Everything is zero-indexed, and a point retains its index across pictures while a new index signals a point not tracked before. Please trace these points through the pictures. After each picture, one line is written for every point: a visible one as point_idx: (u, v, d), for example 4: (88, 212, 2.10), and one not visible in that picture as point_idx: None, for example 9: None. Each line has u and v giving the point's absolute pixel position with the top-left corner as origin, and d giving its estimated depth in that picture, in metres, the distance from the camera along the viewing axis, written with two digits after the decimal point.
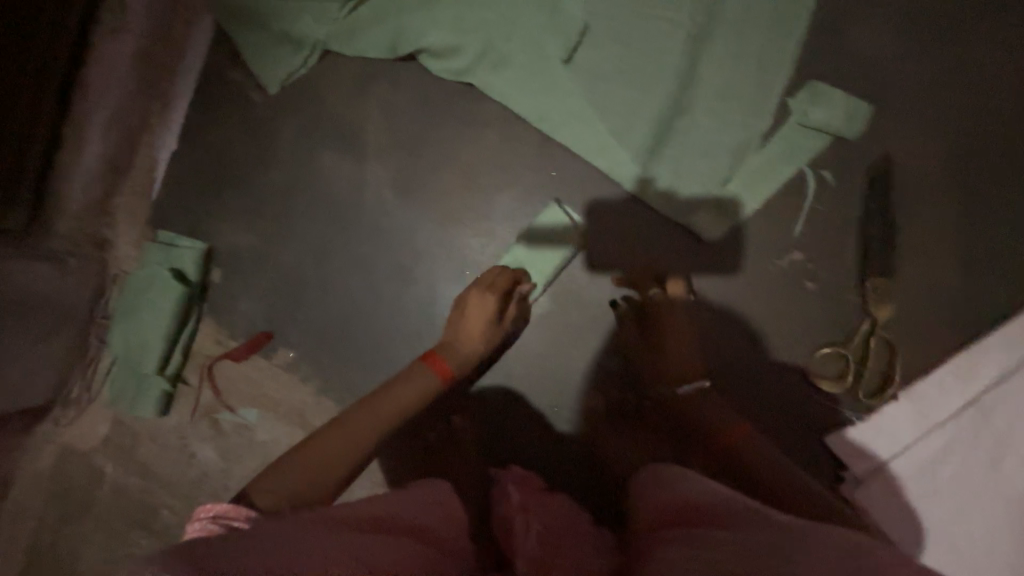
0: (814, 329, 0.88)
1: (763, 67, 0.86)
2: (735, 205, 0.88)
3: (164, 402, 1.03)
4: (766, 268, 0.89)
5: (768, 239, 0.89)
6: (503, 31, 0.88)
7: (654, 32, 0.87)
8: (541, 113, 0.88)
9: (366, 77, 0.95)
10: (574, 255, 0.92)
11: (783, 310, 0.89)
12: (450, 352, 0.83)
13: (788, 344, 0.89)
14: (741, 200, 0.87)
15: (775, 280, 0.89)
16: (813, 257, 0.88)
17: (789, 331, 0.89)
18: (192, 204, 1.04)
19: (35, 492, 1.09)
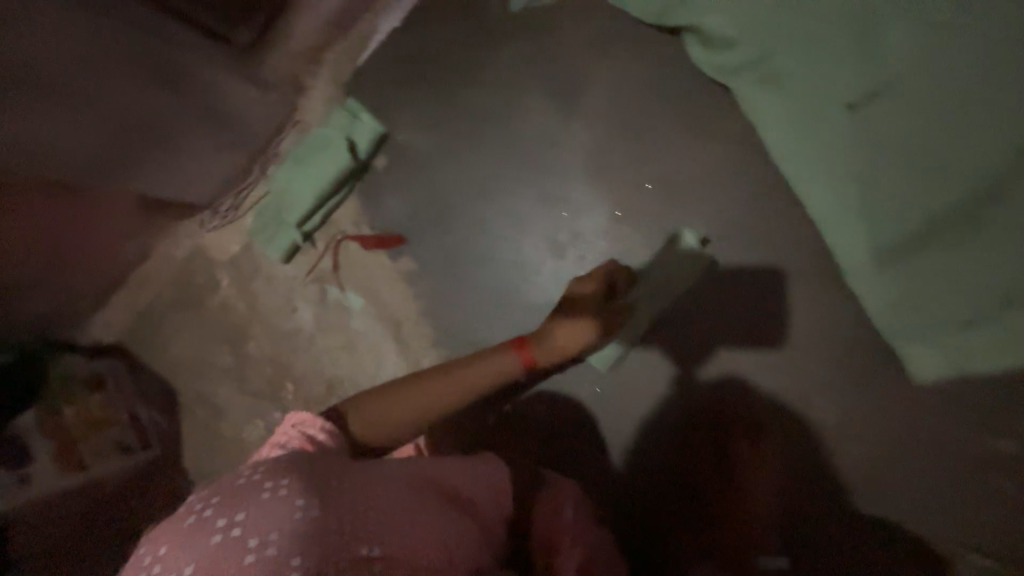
0: (954, 523, 0.76)
1: None
2: (977, 361, 0.68)
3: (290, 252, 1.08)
4: (934, 431, 0.77)
5: (958, 404, 0.76)
6: (802, 38, 0.70)
7: None
8: (790, 154, 0.76)
9: (614, 34, 0.87)
10: (729, 312, 0.85)
11: (931, 482, 0.77)
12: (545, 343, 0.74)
13: (912, 519, 0.78)
14: (990, 360, 0.68)
15: (940, 450, 0.76)
16: (1007, 454, 0.73)
17: (922, 508, 0.77)
18: (387, 86, 1.03)
19: (166, 272, 1.24)
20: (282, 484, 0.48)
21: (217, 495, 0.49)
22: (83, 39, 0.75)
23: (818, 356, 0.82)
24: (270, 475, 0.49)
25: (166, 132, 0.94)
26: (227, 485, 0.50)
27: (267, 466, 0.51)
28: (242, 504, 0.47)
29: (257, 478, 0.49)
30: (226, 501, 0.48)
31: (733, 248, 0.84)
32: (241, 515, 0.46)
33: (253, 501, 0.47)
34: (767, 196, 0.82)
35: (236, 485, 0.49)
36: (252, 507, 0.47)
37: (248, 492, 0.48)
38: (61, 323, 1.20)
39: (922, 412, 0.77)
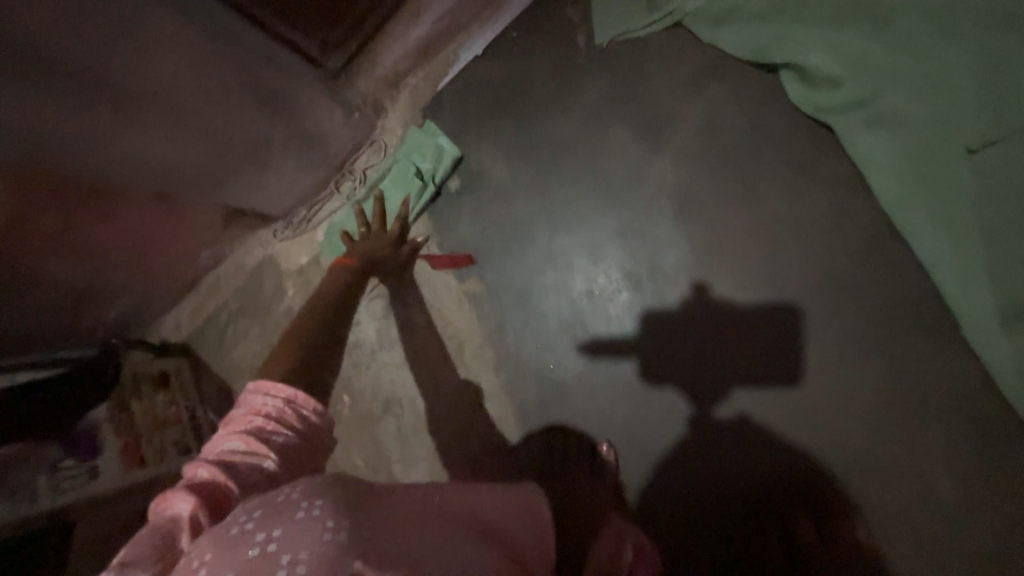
0: None
1: None
2: None
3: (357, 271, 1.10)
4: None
5: None
6: (916, 83, 0.71)
7: None
8: (900, 198, 0.72)
9: (705, 72, 0.86)
10: (817, 363, 0.79)
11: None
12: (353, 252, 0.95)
13: None
14: None
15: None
16: None
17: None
18: (467, 113, 1.05)
19: (236, 279, 1.29)
20: (317, 503, 0.45)
21: (258, 509, 0.46)
22: (212, 68, 0.78)
23: (929, 421, 0.74)
24: (306, 494, 0.46)
25: (261, 152, 0.97)
26: (266, 499, 0.47)
27: (303, 483, 0.47)
28: (278, 520, 0.44)
29: (294, 496, 0.46)
30: (266, 515, 0.45)
31: (826, 295, 0.79)
32: (278, 531, 0.43)
33: (287, 520, 0.43)
34: (870, 242, 0.77)
35: (275, 502, 0.46)
36: (288, 526, 0.43)
37: (285, 511, 0.45)
38: (138, 317, 1.27)
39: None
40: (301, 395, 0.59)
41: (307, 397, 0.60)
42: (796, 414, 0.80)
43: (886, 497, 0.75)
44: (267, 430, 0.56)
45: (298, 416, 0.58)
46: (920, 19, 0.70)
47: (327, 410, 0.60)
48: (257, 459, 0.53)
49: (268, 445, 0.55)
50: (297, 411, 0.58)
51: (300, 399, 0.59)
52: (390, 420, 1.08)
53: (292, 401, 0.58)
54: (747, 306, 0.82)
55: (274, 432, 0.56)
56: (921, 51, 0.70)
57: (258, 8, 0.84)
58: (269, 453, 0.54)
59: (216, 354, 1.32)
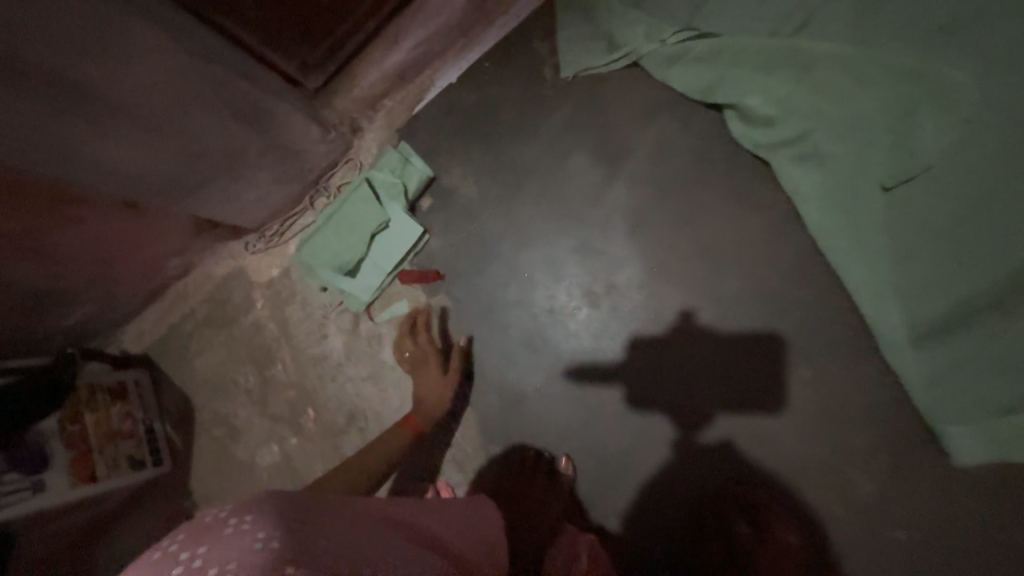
0: None
1: None
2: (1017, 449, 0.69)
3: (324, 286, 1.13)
4: (958, 512, 0.76)
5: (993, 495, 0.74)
6: (838, 125, 0.79)
7: None
8: (824, 226, 0.80)
9: (658, 106, 0.94)
10: (757, 377, 0.85)
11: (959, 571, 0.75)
12: None
13: None
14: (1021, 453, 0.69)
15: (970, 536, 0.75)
16: None
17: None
18: (440, 136, 1.11)
19: (203, 289, 1.28)
20: (246, 518, 0.47)
21: (185, 532, 0.49)
22: (189, 81, 0.81)
23: (853, 430, 0.81)
24: (236, 510, 0.48)
25: (235, 163, 0.99)
26: (194, 523, 0.49)
27: (234, 501, 0.49)
28: (205, 538, 0.46)
29: (223, 514, 0.48)
30: (192, 537, 0.47)
31: (765, 312, 0.85)
32: (203, 548, 0.45)
33: (217, 535, 0.46)
34: (803, 265, 0.84)
35: (201, 524, 0.48)
36: (214, 541, 0.45)
37: (213, 529, 0.47)
38: (96, 326, 1.24)
39: (958, 495, 0.76)
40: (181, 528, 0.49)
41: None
42: (739, 423, 0.85)
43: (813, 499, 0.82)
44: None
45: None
46: (841, 68, 0.78)
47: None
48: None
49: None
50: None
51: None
52: (354, 433, 1.09)
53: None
54: (695, 323, 0.89)
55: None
56: (843, 97, 0.78)
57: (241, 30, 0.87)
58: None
59: (177, 364, 1.29)
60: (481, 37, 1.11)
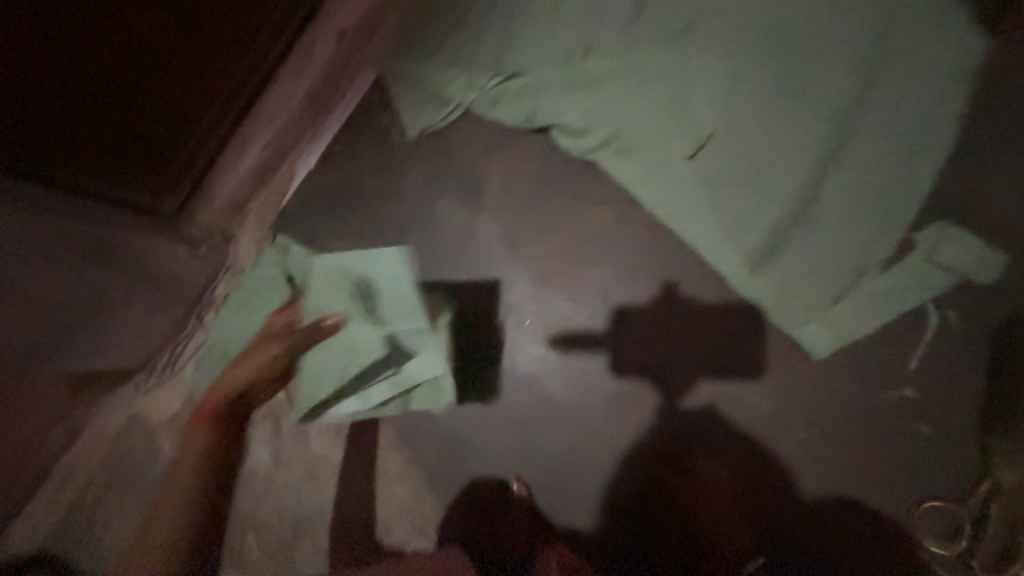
0: (894, 468, 0.85)
1: (886, 200, 0.85)
2: (839, 328, 0.86)
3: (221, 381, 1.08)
4: (845, 392, 0.87)
5: (865, 368, 0.87)
6: (639, 118, 0.92)
7: (786, 150, 0.86)
8: (657, 200, 0.93)
9: (497, 141, 1.05)
10: (653, 340, 0.94)
11: (868, 445, 0.87)
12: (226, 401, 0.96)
13: (858, 479, 0.86)
14: (841, 332, 0.86)
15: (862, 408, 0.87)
16: (927, 399, 0.85)
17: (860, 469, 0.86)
18: (315, 220, 1.14)
19: (99, 451, 1.15)
20: None
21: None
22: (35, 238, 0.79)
23: (747, 359, 0.91)
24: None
25: (104, 306, 0.94)
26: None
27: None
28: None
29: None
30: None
31: (643, 285, 0.95)
32: None
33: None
34: (657, 235, 0.96)
35: None
36: None
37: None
38: None
39: (839, 378, 0.88)
40: None
41: None
42: (655, 382, 0.93)
43: (732, 426, 0.91)
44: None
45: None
46: (626, 76, 0.93)
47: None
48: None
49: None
50: None
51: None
52: (306, 541, 1.00)
53: None
54: (592, 309, 0.97)
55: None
56: (632, 95, 0.93)
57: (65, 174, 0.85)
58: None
59: (85, 545, 1.13)
60: (325, 124, 1.17)
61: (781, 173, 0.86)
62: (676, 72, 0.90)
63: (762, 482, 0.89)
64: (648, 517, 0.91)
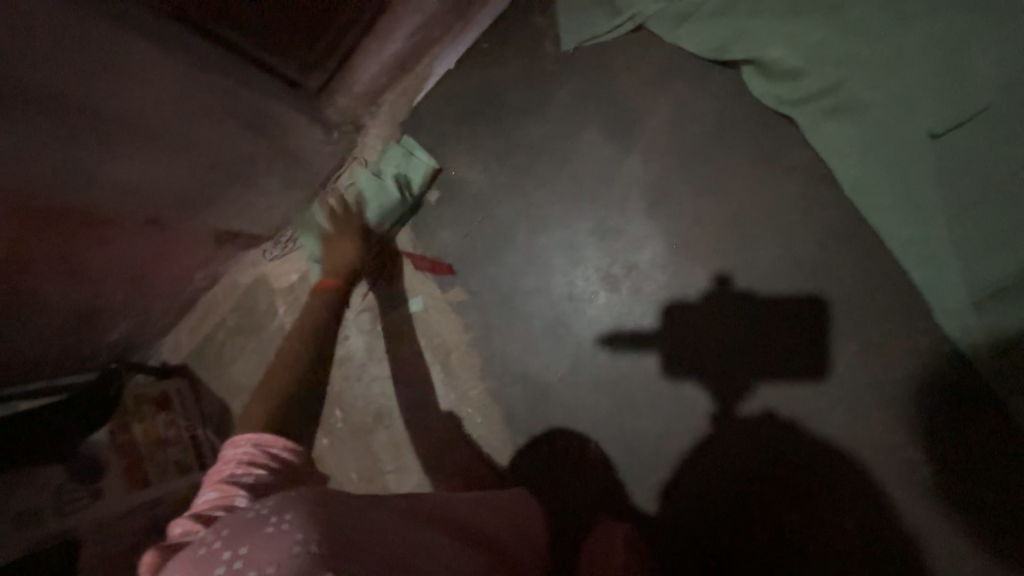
0: None
1: None
2: None
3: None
4: None
5: None
6: (871, 69, 0.71)
7: None
8: (863, 185, 0.73)
9: (669, 71, 0.88)
10: (789, 348, 0.80)
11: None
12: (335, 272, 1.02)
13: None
14: None
15: None
16: None
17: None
18: (444, 126, 1.07)
19: (229, 298, 1.32)
20: (287, 517, 0.45)
21: (226, 527, 0.47)
22: (190, 94, 0.81)
23: (908, 403, 0.75)
24: (277, 508, 0.46)
25: (245, 171, 1.00)
26: (234, 518, 0.47)
27: (275, 497, 0.47)
28: (247, 537, 0.44)
29: (264, 512, 0.46)
30: (233, 534, 0.45)
31: (799, 283, 0.80)
32: (244, 548, 0.43)
33: (257, 534, 0.44)
34: (840, 228, 0.78)
35: (243, 519, 0.46)
36: (255, 542, 0.43)
37: (253, 527, 0.45)
38: (137, 341, 1.31)
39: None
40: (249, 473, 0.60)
41: (275, 438, 0.66)
42: (778, 394, 0.80)
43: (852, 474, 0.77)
44: (239, 474, 0.61)
45: (270, 455, 0.64)
46: (876, 9, 0.71)
47: (296, 446, 0.67)
48: (228, 500, 0.57)
49: (240, 485, 0.59)
50: (267, 451, 0.64)
51: (268, 441, 0.66)
52: (382, 430, 1.09)
53: (261, 444, 0.65)
54: (727, 294, 0.83)
55: (246, 473, 0.61)
56: (881, 35, 0.70)
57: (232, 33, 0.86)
58: (240, 490, 0.58)
59: (213, 372, 1.34)
60: (476, 19, 1.06)
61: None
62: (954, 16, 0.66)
63: (873, 545, 0.75)
64: (721, 532, 0.82)
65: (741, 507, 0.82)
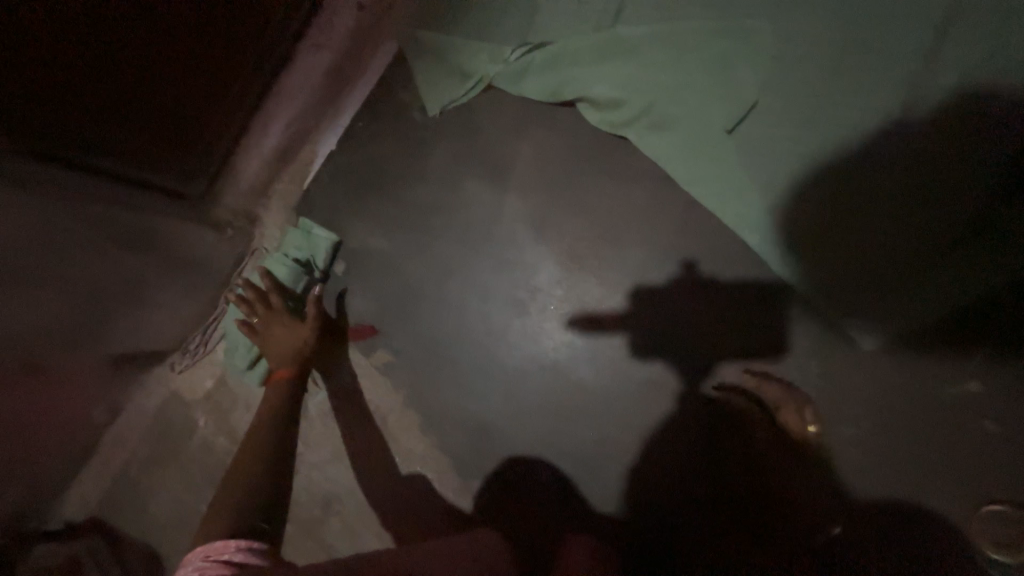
0: (928, 476, 0.83)
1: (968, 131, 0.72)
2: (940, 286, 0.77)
3: (257, 361, 1.10)
4: (883, 384, 0.85)
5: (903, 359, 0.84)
6: (673, 88, 0.86)
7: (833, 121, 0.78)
8: (695, 179, 0.87)
9: (523, 118, 1.01)
10: (679, 326, 0.91)
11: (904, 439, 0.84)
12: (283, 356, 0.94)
13: (887, 477, 0.84)
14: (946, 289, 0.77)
15: (902, 397, 0.85)
16: (982, 397, 0.82)
17: (893, 465, 0.84)
18: (337, 202, 1.12)
19: (139, 426, 1.21)
20: None
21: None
22: (57, 228, 0.78)
23: (783, 347, 0.88)
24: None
25: (133, 288, 0.96)
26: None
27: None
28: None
29: None
30: None
31: (673, 269, 0.91)
32: None
33: None
34: (691, 216, 0.92)
35: None
36: None
37: None
38: (28, 507, 1.13)
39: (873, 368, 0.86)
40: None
41: (225, 542, 0.63)
42: (684, 367, 0.91)
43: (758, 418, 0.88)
44: None
45: (223, 562, 0.61)
46: (658, 45, 0.87)
47: (251, 543, 0.64)
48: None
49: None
50: (218, 559, 0.61)
51: (219, 548, 0.62)
52: (334, 519, 1.03)
53: (211, 554, 0.62)
54: (621, 292, 0.93)
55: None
56: (670, 61, 0.86)
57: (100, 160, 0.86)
58: None
59: (131, 515, 1.20)
60: (346, 102, 1.15)
61: (824, 148, 0.78)
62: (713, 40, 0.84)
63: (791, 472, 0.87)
64: (671, 507, 0.90)
65: (680, 475, 0.90)
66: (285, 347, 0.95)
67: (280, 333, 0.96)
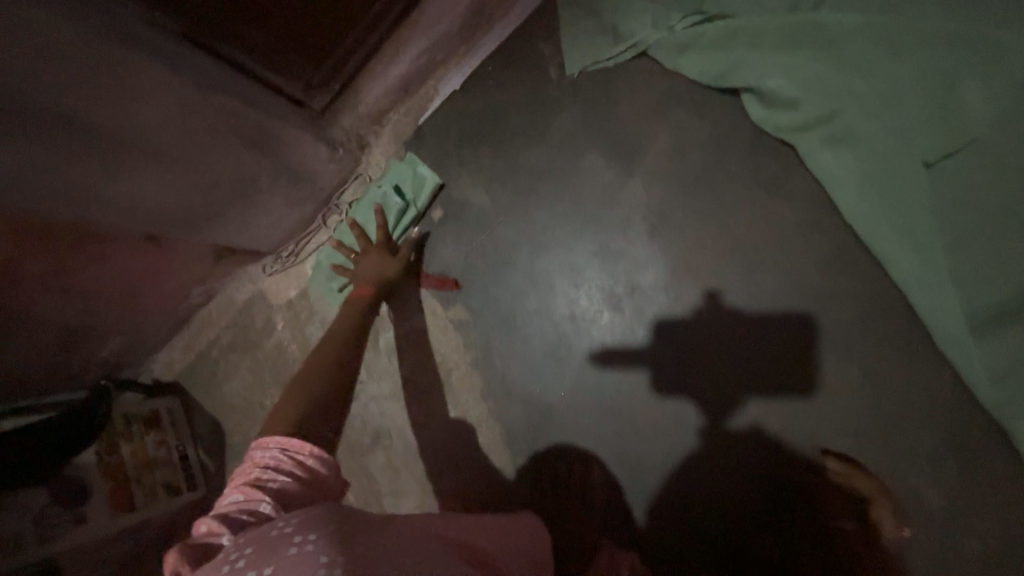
0: None
1: None
2: None
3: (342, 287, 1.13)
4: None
5: None
6: (867, 101, 0.74)
7: None
8: (863, 213, 0.74)
9: (671, 98, 0.90)
10: (792, 369, 0.80)
11: None
12: (370, 279, 0.96)
13: None
14: None
15: None
16: None
17: None
18: (448, 146, 1.09)
19: (226, 313, 1.31)
20: (310, 538, 0.44)
21: (251, 546, 0.45)
22: (197, 113, 0.81)
23: (911, 429, 0.75)
24: (301, 527, 0.45)
25: (248, 190, 0.99)
26: (260, 534, 0.46)
27: (299, 514, 0.47)
28: (270, 557, 0.43)
29: (288, 530, 0.45)
30: (257, 550, 0.44)
31: (801, 306, 0.80)
32: (269, 568, 0.42)
33: (279, 555, 0.43)
34: (840, 253, 0.79)
35: (268, 536, 0.45)
36: (279, 562, 0.42)
37: (278, 546, 0.44)
38: (129, 358, 1.28)
39: None
40: (280, 475, 0.57)
41: (304, 442, 0.60)
42: (786, 419, 0.80)
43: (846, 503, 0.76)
44: (265, 478, 0.56)
45: (296, 463, 0.58)
46: (868, 44, 0.74)
47: (324, 453, 0.60)
48: (252, 506, 0.53)
49: (266, 489, 0.55)
50: (294, 456, 0.59)
51: (297, 445, 0.60)
52: (380, 452, 1.07)
53: (289, 448, 0.59)
54: (736, 315, 0.83)
55: (271, 479, 0.56)
56: (874, 69, 0.73)
57: (222, 45, 0.86)
58: (264, 498, 0.54)
59: (206, 390, 1.32)
60: (481, 43, 1.08)
61: None
62: (941, 51, 0.69)
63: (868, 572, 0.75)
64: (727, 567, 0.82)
65: (742, 529, 0.81)
66: (369, 273, 0.97)
67: (373, 267, 0.98)
